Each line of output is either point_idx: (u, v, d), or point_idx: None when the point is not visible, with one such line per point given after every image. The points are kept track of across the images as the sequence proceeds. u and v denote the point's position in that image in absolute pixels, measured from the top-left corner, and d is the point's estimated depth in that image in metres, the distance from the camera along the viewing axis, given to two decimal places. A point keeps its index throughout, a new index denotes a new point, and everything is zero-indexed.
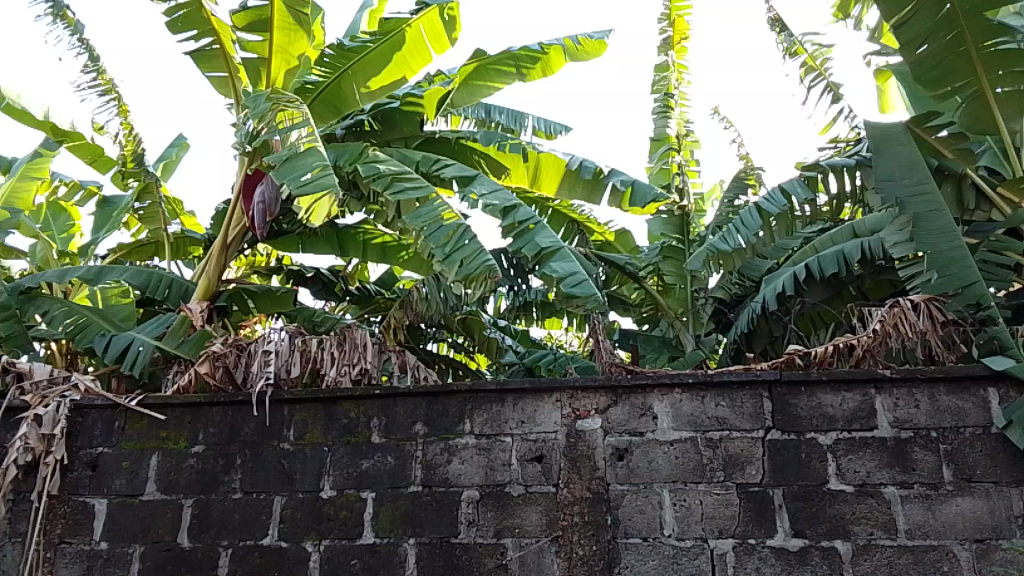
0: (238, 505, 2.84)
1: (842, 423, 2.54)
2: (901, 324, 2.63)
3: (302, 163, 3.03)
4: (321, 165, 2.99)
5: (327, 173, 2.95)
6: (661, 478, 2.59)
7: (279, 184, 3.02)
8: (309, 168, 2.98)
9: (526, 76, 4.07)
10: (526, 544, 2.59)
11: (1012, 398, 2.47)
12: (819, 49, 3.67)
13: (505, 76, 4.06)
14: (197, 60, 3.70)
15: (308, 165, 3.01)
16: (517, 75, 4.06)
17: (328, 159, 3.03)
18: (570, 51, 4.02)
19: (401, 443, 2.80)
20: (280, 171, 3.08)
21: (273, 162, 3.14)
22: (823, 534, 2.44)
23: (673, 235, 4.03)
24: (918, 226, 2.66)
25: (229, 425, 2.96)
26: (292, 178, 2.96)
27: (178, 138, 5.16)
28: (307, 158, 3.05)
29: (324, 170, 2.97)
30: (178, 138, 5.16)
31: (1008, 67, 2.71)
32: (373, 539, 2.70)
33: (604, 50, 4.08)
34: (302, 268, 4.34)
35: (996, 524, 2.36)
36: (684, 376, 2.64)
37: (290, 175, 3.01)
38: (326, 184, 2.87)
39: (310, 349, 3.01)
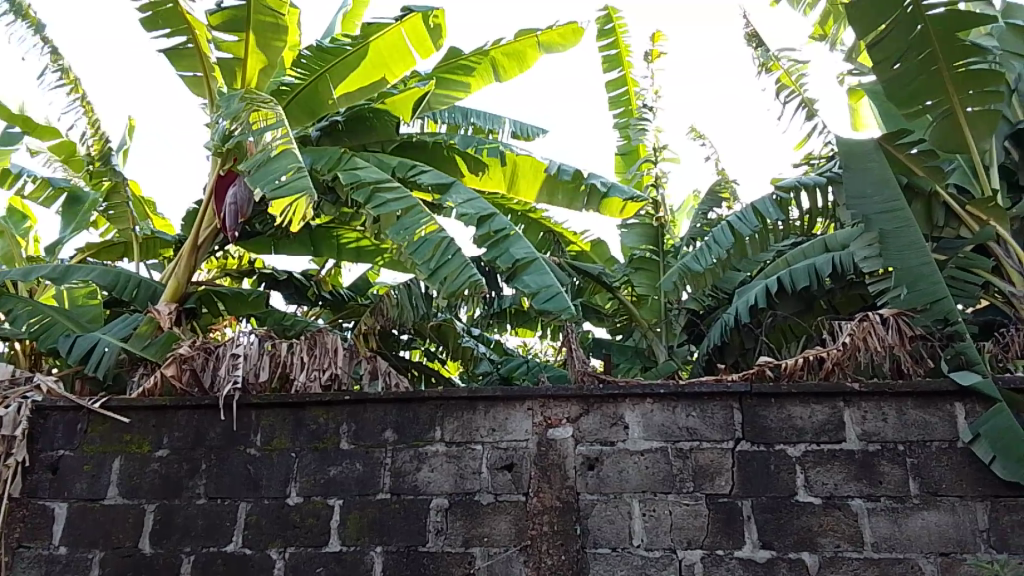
0: (202, 511, 2.78)
1: (811, 436, 2.55)
2: (870, 338, 2.63)
3: (278, 165, 3.00)
4: (297, 167, 2.97)
5: (302, 175, 2.93)
6: (631, 488, 2.58)
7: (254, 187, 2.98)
8: (284, 169, 2.95)
9: (503, 73, 4.07)
10: (495, 553, 2.57)
11: (977, 413, 2.50)
12: (795, 65, 3.72)
13: (482, 74, 4.09)
14: (170, 60, 3.65)
15: (283, 166, 2.98)
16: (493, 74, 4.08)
17: (303, 161, 3.00)
18: (543, 43, 3.95)
19: (370, 450, 2.77)
20: (255, 176, 3.03)
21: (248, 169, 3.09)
22: (790, 546, 2.45)
23: (647, 246, 3.98)
24: (886, 243, 2.69)
25: (195, 429, 2.91)
26: (266, 182, 2.93)
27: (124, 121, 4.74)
28: (281, 161, 3.01)
29: (300, 171, 2.96)
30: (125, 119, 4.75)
31: (979, 88, 2.76)
32: (339, 547, 2.66)
33: (581, 36, 3.94)
34: (275, 271, 4.25)
35: (960, 538, 2.39)
36: (656, 386, 2.65)
37: (263, 179, 2.97)
38: (302, 186, 2.87)
39: (280, 353, 2.97)
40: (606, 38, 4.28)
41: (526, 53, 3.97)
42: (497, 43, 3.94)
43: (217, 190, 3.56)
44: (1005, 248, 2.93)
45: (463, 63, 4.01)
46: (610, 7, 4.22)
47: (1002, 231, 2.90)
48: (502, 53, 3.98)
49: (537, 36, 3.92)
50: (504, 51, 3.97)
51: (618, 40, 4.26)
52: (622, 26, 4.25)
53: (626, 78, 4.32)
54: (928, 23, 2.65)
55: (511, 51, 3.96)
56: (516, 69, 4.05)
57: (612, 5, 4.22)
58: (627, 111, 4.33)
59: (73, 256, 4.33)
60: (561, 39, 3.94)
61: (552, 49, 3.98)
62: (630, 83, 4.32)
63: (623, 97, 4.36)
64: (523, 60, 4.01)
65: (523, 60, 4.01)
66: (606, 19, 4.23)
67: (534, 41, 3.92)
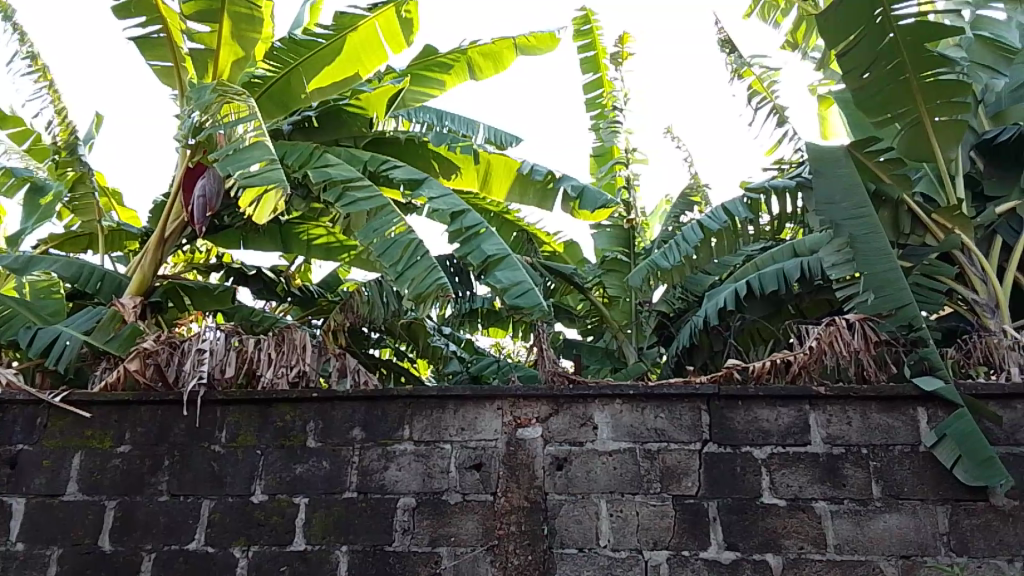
0: (164, 508, 2.74)
1: (777, 438, 2.58)
2: (836, 342, 2.66)
3: (248, 156, 2.95)
4: (270, 159, 2.93)
5: (275, 167, 2.92)
6: (599, 488, 2.59)
7: (223, 173, 2.92)
8: (256, 159, 2.91)
9: (478, 73, 4.05)
10: (461, 553, 2.56)
11: (939, 417, 2.55)
12: (767, 72, 3.75)
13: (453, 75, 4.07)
14: (140, 49, 3.58)
15: (254, 157, 2.94)
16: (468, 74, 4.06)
17: (276, 154, 2.97)
18: (520, 46, 3.95)
19: (337, 448, 2.75)
20: (223, 163, 2.98)
21: (216, 156, 3.05)
22: (754, 547, 2.47)
23: (619, 249, 3.99)
24: (853, 249, 2.72)
25: (158, 425, 2.87)
26: (236, 166, 2.89)
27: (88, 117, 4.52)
28: (253, 151, 2.97)
29: (272, 164, 2.93)
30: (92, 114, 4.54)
31: (944, 98, 2.81)
32: (304, 545, 2.63)
33: (557, 44, 3.97)
34: (244, 266, 4.20)
35: (921, 541, 2.42)
36: (625, 387, 2.66)
37: (234, 163, 2.93)
38: (274, 178, 2.85)
39: (246, 349, 2.92)
40: (583, 39, 4.29)
41: (502, 56, 3.97)
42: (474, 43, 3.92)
43: (185, 182, 3.49)
44: (970, 257, 2.99)
45: (442, 61, 3.98)
46: (587, 9, 4.24)
47: (967, 238, 2.98)
48: (478, 53, 3.97)
49: (513, 39, 3.92)
50: (480, 52, 3.96)
51: (595, 41, 4.27)
52: (599, 28, 4.27)
53: (601, 80, 4.31)
54: (897, 33, 2.69)
55: (488, 52, 3.95)
56: (492, 70, 4.03)
57: (589, 7, 4.24)
58: (607, 114, 4.25)
59: (36, 247, 4.24)
60: (538, 44, 3.96)
61: (529, 52, 3.99)
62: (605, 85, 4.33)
63: (598, 99, 4.33)
64: (498, 60, 3.99)
65: (499, 61, 3.99)
66: (583, 20, 4.24)
67: (512, 45, 3.92)
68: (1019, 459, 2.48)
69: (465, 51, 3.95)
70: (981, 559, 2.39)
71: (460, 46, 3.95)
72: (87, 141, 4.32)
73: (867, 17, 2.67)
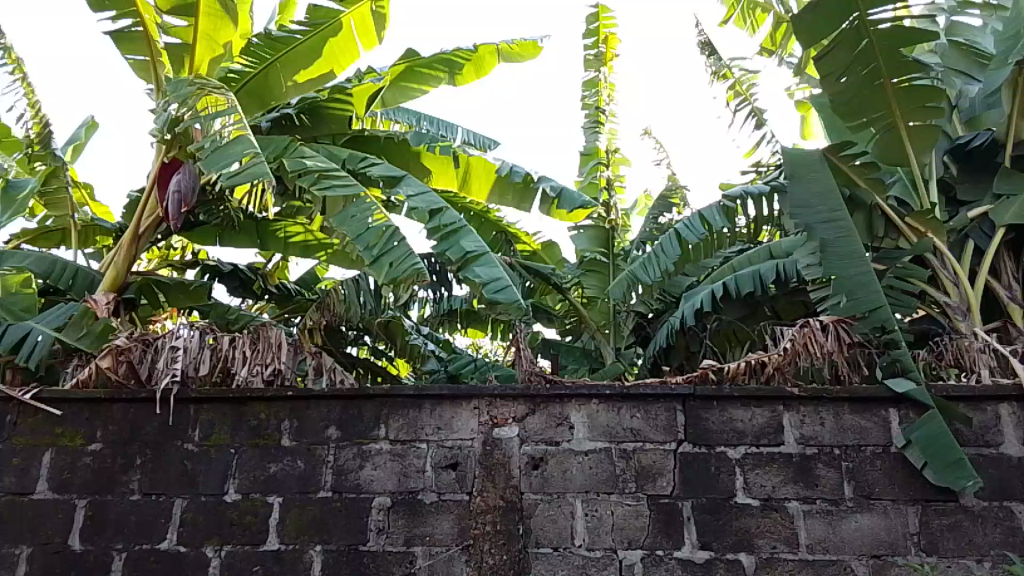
0: (136, 507, 2.71)
1: (751, 438, 2.60)
2: (810, 344, 2.68)
3: (231, 151, 2.94)
4: (253, 153, 2.93)
5: (258, 162, 2.90)
6: (575, 488, 2.59)
7: (207, 172, 2.91)
8: (239, 155, 2.90)
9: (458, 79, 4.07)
10: (436, 552, 2.55)
11: (910, 419, 2.58)
12: (746, 74, 3.79)
13: (435, 80, 4.05)
14: (115, 42, 3.54)
15: (237, 152, 2.93)
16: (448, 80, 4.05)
17: (258, 147, 2.96)
18: (503, 53, 4.01)
19: (312, 448, 2.73)
20: (207, 160, 2.95)
21: (200, 155, 3.02)
22: (728, 547, 2.49)
23: (598, 250, 4.01)
24: (827, 251, 2.75)
25: (131, 423, 2.83)
26: (219, 166, 2.87)
27: (83, 120, 4.90)
28: (236, 146, 2.96)
29: (256, 158, 2.92)
30: (85, 118, 4.91)
31: (919, 103, 2.85)
32: (278, 545, 2.62)
33: (540, 52, 4.03)
34: (219, 263, 4.13)
35: (892, 541, 2.45)
36: (602, 387, 2.67)
37: (217, 162, 2.91)
38: (259, 173, 2.82)
39: (221, 347, 2.89)
40: (591, 36, 4.26)
41: (484, 62, 4.01)
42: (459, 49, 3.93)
43: (161, 178, 3.47)
44: (942, 260, 3.04)
45: (444, 58, 3.95)
46: (600, 5, 4.19)
47: (939, 242, 3.01)
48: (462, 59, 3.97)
49: (496, 45, 3.97)
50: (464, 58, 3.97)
51: (601, 39, 4.23)
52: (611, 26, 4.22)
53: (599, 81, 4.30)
54: (873, 37, 2.71)
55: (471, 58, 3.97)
56: (473, 76, 4.07)
57: (603, 4, 4.19)
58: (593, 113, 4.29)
59: (7, 242, 4.18)
60: (521, 51, 4.00)
61: (511, 59, 4.05)
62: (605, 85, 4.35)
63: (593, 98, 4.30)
64: (480, 68, 4.04)
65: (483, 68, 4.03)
66: (593, 16, 4.21)
67: (495, 52, 3.98)
68: (988, 460, 2.51)
69: (449, 56, 3.94)
70: (950, 559, 2.42)
71: (445, 51, 3.94)
72: (74, 141, 4.72)
73: (843, 22, 2.70)
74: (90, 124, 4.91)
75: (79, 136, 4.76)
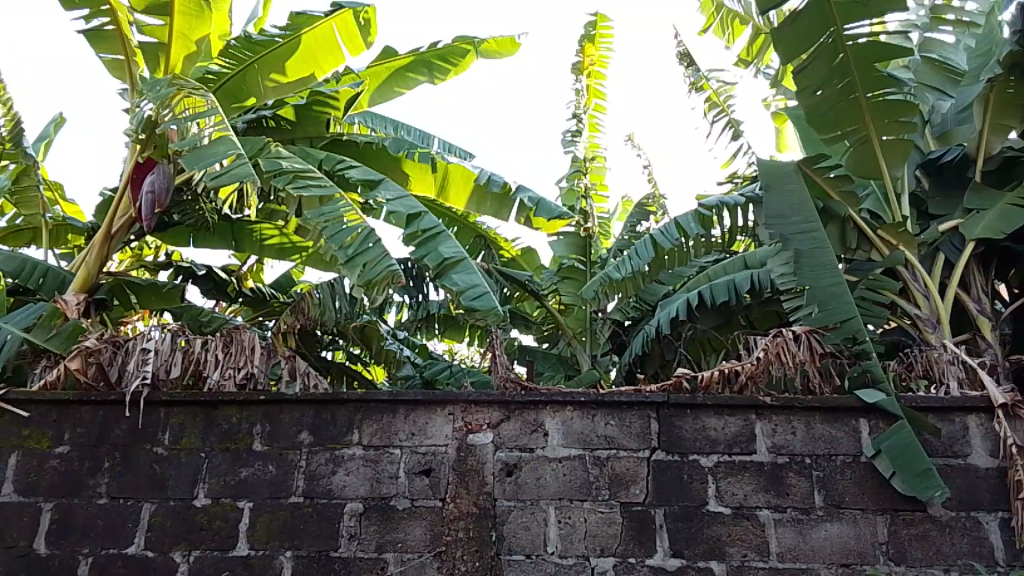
0: (103, 511, 2.67)
1: (723, 446, 2.62)
2: (783, 354, 2.71)
3: (216, 150, 2.92)
4: (236, 154, 2.92)
5: (242, 162, 2.88)
6: (548, 494, 2.59)
7: (189, 170, 2.86)
8: (223, 155, 2.89)
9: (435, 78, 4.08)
10: (408, 559, 2.54)
11: (880, 429, 2.61)
12: (723, 86, 3.83)
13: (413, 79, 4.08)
14: (89, 40, 3.50)
15: (221, 152, 2.90)
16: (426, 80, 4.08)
17: (241, 147, 2.94)
18: (480, 50, 3.98)
19: (284, 452, 2.71)
20: (188, 158, 2.92)
21: (177, 149, 2.98)
22: (699, 555, 2.50)
23: (575, 256, 4.02)
24: (800, 262, 2.78)
25: (99, 426, 2.79)
26: (204, 165, 2.84)
27: (51, 116, 4.84)
28: (219, 147, 2.94)
29: (238, 159, 2.90)
30: (53, 115, 4.85)
31: (892, 117, 2.90)
32: (247, 551, 2.59)
33: (517, 48, 4.00)
34: (193, 264, 4.07)
35: (861, 549, 2.48)
36: (577, 394, 2.67)
37: (200, 162, 2.86)
38: (245, 173, 2.80)
39: (193, 350, 2.86)
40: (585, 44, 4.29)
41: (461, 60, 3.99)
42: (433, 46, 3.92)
43: (134, 178, 3.43)
44: (913, 272, 3.07)
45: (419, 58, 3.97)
46: (600, 14, 4.22)
47: (910, 255, 3.05)
48: (439, 56, 3.98)
49: (475, 43, 3.93)
50: (439, 54, 3.96)
51: (595, 48, 4.26)
52: (603, 36, 4.26)
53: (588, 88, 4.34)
54: (848, 52, 2.75)
55: (446, 53, 3.95)
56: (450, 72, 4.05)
57: (602, 13, 4.21)
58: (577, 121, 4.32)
59: None
60: (499, 48, 3.98)
61: (490, 56, 4.02)
62: (590, 92, 4.37)
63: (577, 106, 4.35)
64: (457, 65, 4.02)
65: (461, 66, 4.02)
66: (591, 24, 4.23)
67: (473, 49, 3.93)
68: (956, 471, 2.55)
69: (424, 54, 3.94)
70: (918, 568, 2.45)
71: (420, 49, 3.93)
72: (43, 138, 4.65)
73: (820, 36, 2.73)
74: (58, 121, 4.85)
75: (48, 133, 4.69)
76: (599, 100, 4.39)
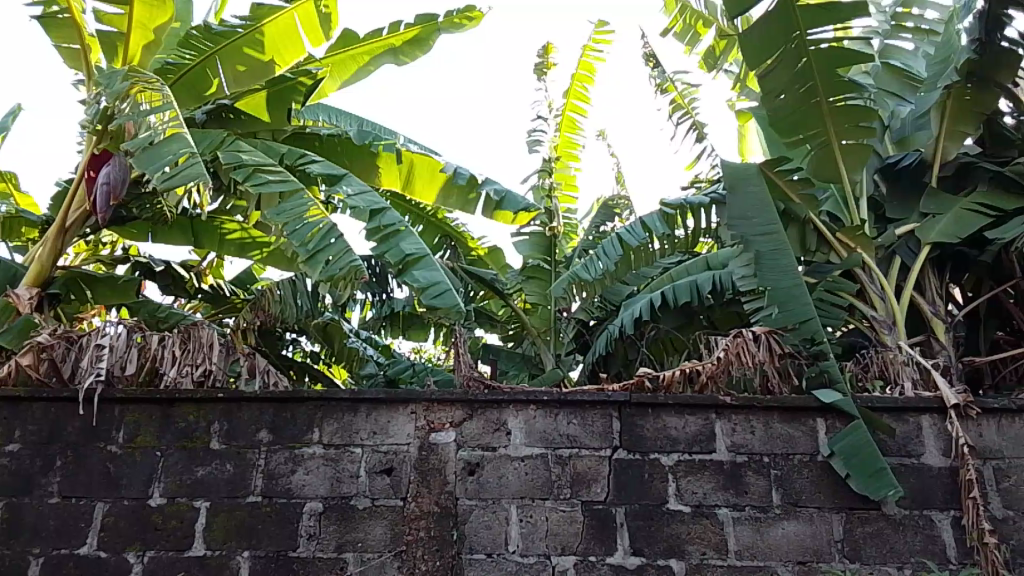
0: (54, 511, 2.61)
1: (684, 445, 2.64)
2: (743, 353, 2.72)
3: (168, 150, 2.85)
4: (188, 152, 2.84)
5: (195, 163, 2.81)
6: (509, 493, 2.59)
7: (139, 171, 2.83)
8: (173, 157, 2.80)
9: (398, 57, 3.97)
10: (368, 559, 2.52)
11: (837, 428, 2.65)
12: (688, 88, 3.88)
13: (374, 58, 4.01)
14: (44, 28, 3.41)
15: (172, 152, 2.84)
16: (389, 57, 3.98)
17: (195, 146, 2.87)
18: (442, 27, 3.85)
19: (242, 451, 2.67)
20: (141, 159, 2.89)
21: (128, 148, 2.93)
22: (659, 553, 2.51)
23: (539, 256, 4.08)
24: (761, 263, 2.82)
25: (51, 424, 2.72)
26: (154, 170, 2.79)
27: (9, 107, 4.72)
28: (171, 144, 2.87)
29: (190, 159, 2.83)
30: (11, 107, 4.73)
31: (852, 122, 2.95)
32: (203, 551, 2.54)
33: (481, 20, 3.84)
34: (151, 259, 4.00)
35: (817, 547, 2.51)
36: (539, 393, 2.68)
37: (151, 164, 2.83)
38: (194, 175, 2.74)
39: (150, 346, 2.81)
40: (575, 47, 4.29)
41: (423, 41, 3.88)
42: (396, 28, 3.83)
43: (89, 169, 3.32)
44: (869, 275, 3.13)
45: (383, 43, 3.91)
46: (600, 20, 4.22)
47: (867, 258, 3.11)
48: (402, 40, 3.91)
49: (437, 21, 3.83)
50: (403, 39, 3.89)
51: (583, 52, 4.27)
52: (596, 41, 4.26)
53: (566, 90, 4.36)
54: (810, 57, 2.79)
55: (409, 38, 3.87)
56: (414, 54, 3.94)
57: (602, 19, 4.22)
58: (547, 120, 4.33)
59: None
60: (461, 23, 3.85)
61: (453, 32, 3.89)
62: (571, 94, 4.37)
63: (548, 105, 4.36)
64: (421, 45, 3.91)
65: (423, 45, 3.89)
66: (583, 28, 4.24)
67: (435, 28, 3.82)
68: (910, 470, 2.60)
69: (386, 37, 3.86)
70: (872, 566, 2.49)
71: (382, 31, 3.84)
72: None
73: (783, 41, 2.77)
74: (16, 112, 4.73)
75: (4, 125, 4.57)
76: (580, 103, 4.38)
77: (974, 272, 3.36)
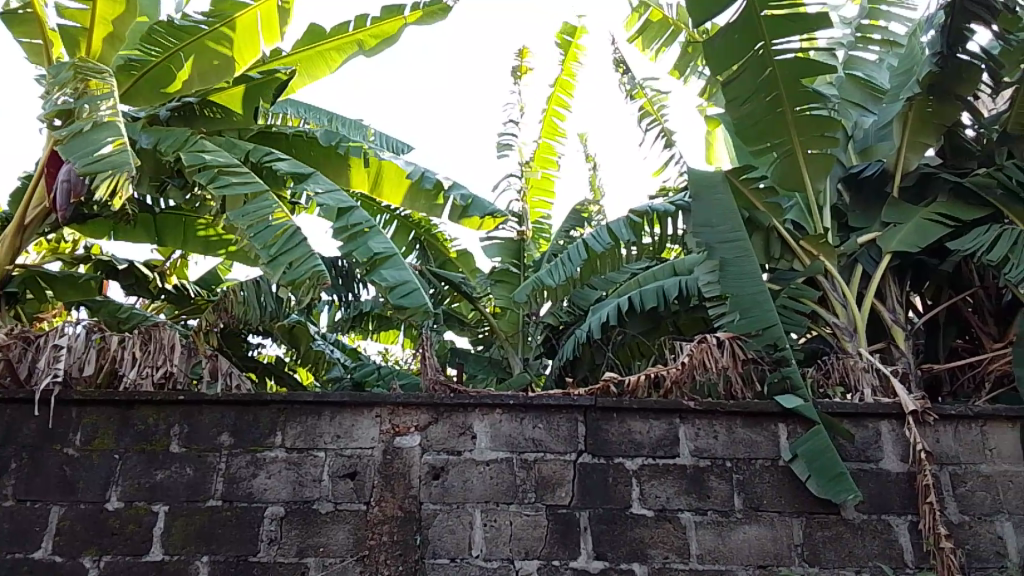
0: (8, 514, 2.55)
1: (648, 450, 2.66)
2: (706, 359, 2.75)
3: (97, 137, 2.79)
4: (122, 139, 2.78)
5: (125, 151, 2.74)
6: (474, 497, 2.59)
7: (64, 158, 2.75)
8: (109, 139, 2.75)
9: (366, 49, 3.91)
10: (330, 563, 2.50)
11: (798, 433, 2.69)
12: (657, 95, 3.91)
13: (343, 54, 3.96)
14: (4, 22, 3.34)
15: (101, 139, 2.77)
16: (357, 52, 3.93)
17: (125, 133, 2.81)
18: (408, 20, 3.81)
19: (203, 454, 2.63)
20: (68, 145, 2.81)
21: (59, 134, 2.85)
22: (622, 557, 2.53)
23: (510, 260, 4.08)
24: (726, 270, 2.84)
25: (6, 425, 2.67)
26: (83, 152, 2.72)
27: None
28: (101, 132, 2.81)
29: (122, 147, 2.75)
30: None
31: (816, 132, 3.00)
32: (161, 556, 2.50)
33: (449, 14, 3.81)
34: (114, 259, 3.93)
35: (777, 551, 2.54)
36: (505, 397, 2.67)
37: (76, 150, 2.75)
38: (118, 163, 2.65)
39: (109, 347, 2.75)
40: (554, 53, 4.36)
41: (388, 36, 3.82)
42: (362, 22, 3.78)
43: (47, 167, 3.27)
44: (832, 283, 3.17)
45: (351, 39, 3.87)
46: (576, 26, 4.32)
47: (830, 266, 3.16)
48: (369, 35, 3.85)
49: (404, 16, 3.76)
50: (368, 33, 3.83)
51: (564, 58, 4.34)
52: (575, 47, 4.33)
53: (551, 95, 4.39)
54: (774, 67, 2.83)
55: (375, 31, 3.81)
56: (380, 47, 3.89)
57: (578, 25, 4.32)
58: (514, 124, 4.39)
59: None
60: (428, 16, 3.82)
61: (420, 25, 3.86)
62: (552, 100, 4.40)
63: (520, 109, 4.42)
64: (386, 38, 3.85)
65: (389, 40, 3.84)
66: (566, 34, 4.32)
67: (401, 21, 3.77)
68: (868, 475, 2.64)
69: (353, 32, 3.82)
70: (831, 569, 2.53)
71: (348, 25, 3.80)
72: None
73: (746, 53, 2.81)
74: None
75: None
76: (560, 108, 4.40)
77: (934, 281, 3.42)
